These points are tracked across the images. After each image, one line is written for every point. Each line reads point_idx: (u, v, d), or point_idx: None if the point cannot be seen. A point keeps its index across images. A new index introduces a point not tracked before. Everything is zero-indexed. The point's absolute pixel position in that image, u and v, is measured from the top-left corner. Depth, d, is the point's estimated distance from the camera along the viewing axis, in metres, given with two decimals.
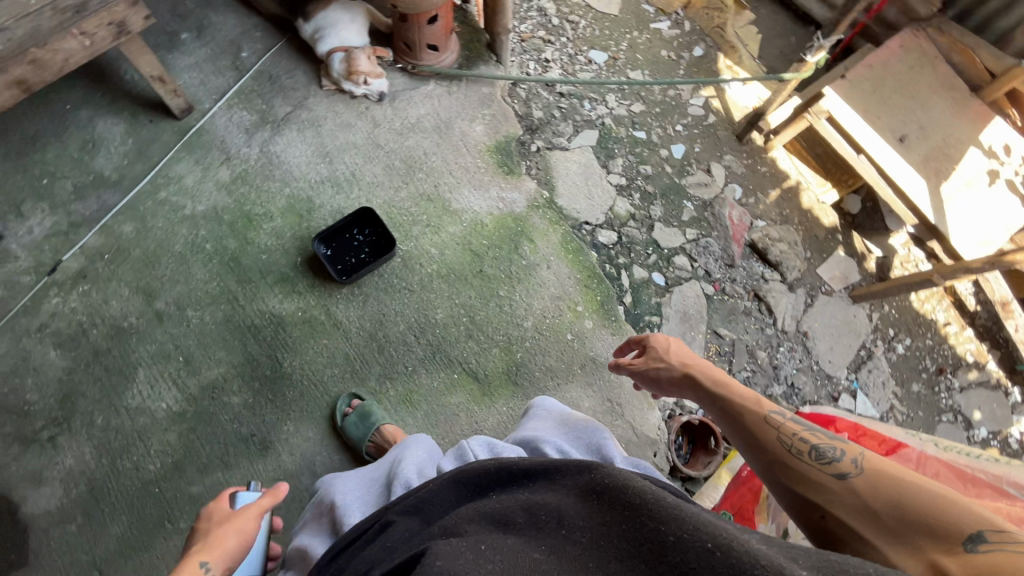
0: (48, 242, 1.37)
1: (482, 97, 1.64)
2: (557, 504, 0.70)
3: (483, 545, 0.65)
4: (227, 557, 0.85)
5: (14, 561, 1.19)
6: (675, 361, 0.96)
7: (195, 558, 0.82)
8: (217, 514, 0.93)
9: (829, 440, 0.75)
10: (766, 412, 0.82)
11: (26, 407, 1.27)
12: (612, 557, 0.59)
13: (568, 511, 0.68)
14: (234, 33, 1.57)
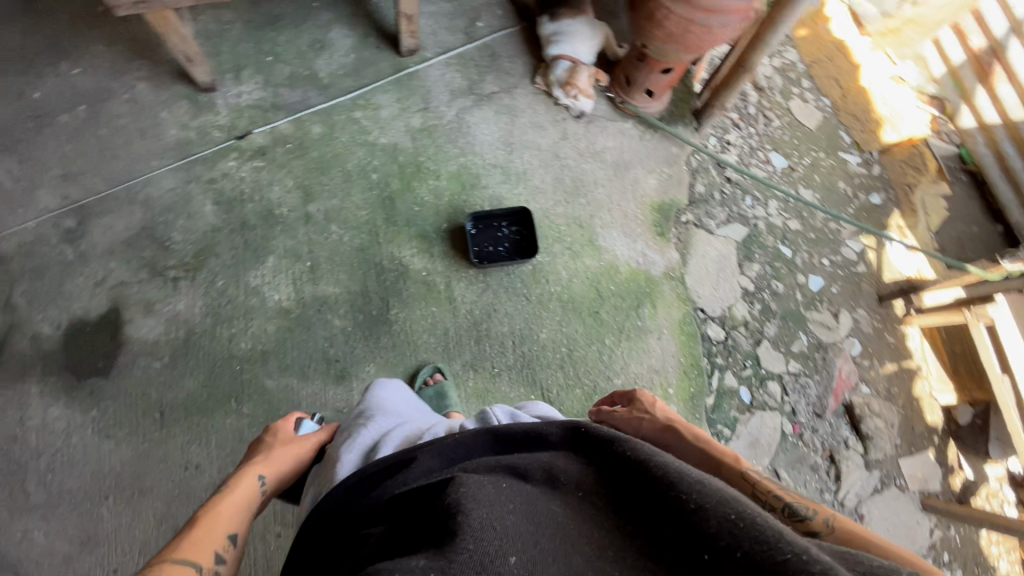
0: (248, 112, 1.47)
1: (668, 155, 1.64)
2: (576, 467, 0.69)
3: (504, 485, 0.65)
4: (280, 478, 1.02)
5: (99, 368, 1.27)
6: (659, 413, 0.94)
7: (254, 471, 0.99)
8: (277, 436, 1.09)
9: (802, 500, 0.77)
10: (744, 469, 0.82)
11: (168, 243, 1.36)
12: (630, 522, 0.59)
13: (586, 478, 0.67)
14: (479, 2, 1.64)
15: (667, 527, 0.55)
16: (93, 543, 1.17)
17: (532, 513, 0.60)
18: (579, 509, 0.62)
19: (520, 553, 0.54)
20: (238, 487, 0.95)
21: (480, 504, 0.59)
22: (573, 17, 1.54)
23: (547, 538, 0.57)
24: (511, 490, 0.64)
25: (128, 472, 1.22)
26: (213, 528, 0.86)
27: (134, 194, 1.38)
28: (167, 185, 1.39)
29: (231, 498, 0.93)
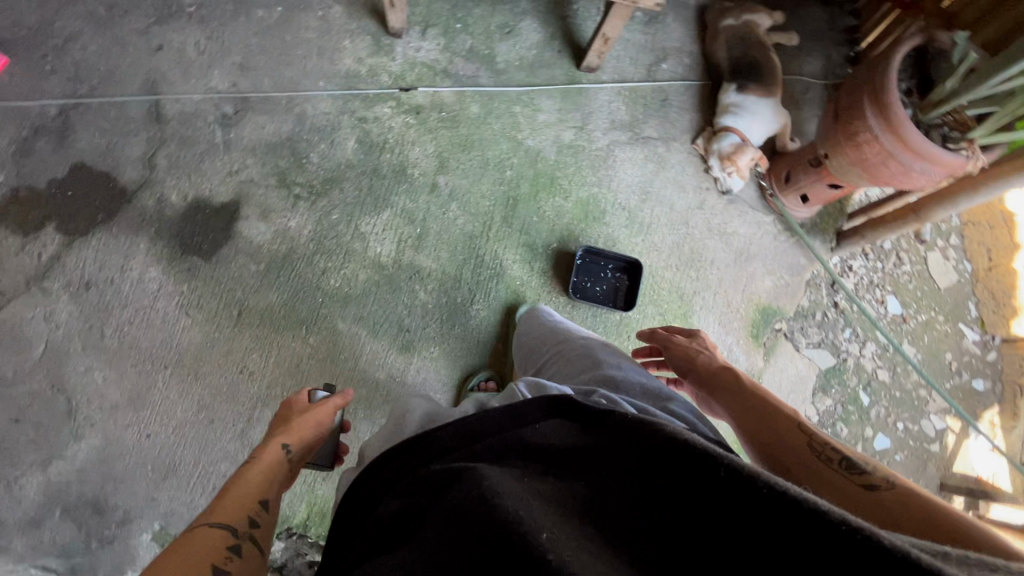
0: (421, 68, 1.48)
1: (794, 263, 1.57)
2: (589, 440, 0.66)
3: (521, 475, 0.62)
4: (306, 444, 0.93)
5: (202, 251, 1.33)
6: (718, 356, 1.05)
7: (276, 438, 0.90)
8: (297, 403, 1.01)
9: (859, 457, 0.77)
10: (799, 419, 0.85)
11: (304, 162, 1.40)
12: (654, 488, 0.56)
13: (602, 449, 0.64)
14: (672, 45, 1.60)
15: (676, 494, 0.54)
16: (139, 403, 1.24)
17: (549, 498, 0.59)
18: (590, 482, 0.61)
19: (551, 526, 0.53)
20: (261, 455, 0.86)
21: (500, 497, 0.56)
22: (759, 96, 1.48)
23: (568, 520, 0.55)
24: (532, 478, 0.62)
25: (191, 354, 1.28)
26: (236, 497, 0.78)
27: (292, 105, 1.41)
28: (324, 108, 1.43)
29: (254, 468, 0.84)
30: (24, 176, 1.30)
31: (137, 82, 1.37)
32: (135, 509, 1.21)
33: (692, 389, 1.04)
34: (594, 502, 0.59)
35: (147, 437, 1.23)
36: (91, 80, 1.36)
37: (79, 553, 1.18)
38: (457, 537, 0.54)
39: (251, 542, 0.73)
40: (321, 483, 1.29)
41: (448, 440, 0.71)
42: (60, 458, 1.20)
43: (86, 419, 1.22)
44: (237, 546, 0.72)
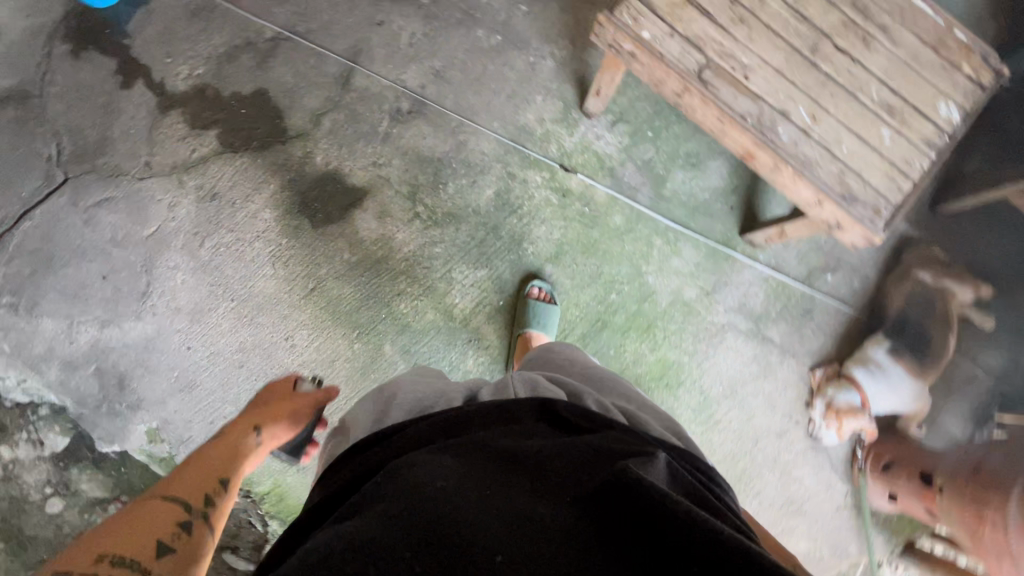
0: (590, 156, 1.43)
1: (840, 544, 1.40)
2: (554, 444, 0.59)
3: (482, 476, 0.56)
4: (282, 419, 0.96)
5: (314, 218, 1.39)
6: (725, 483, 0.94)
7: (249, 419, 0.94)
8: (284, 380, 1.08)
9: None
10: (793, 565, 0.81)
11: (439, 187, 1.41)
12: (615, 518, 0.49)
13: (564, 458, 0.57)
14: (850, 262, 1.43)
15: (636, 514, 0.48)
16: (196, 317, 1.35)
17: (503, 498, 0.53)
18: (549, 483, 0.55)
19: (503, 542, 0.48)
20: (233, 432, 0.91)
21: (455, 504, 0.52)
22: (907, 370, 1.32)
23: (518, 533, 0.49)
24: (492, 475, 0.56)
25: (257, 300, 1.36)
26: (191, 475, 0.77)
27: (458, 132, 1.42)
28: (484, 148, 1.42)
29: (217, 446, 0.87)
30: (217, 78, 1.40)
31: (346, 44, 1.43)
32: (147, 400, 1.33)
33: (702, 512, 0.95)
34: (550, 500, 0.52)
35: (187, 347, 1.34)
36: (311, 24, 1.43)
37: (91, 409, 1.32)
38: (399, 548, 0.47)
39: (201, 522, 0.70)
40: (293, 472, 1.35)
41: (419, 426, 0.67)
42: (118, 327, 1.33)
43: (152, 307, 1.34)
44: (189, 521, 0.69)
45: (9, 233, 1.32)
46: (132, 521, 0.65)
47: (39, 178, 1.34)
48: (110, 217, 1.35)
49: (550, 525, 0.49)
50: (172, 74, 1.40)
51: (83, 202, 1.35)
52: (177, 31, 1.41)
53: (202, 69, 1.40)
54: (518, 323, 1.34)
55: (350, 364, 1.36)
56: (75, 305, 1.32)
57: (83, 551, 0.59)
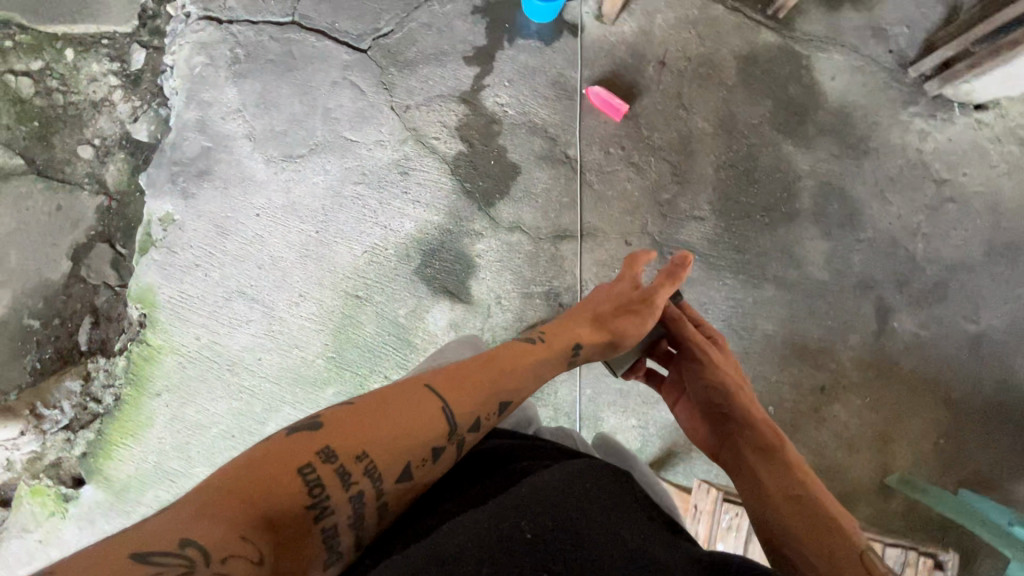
0: None
1: None
2: (611, 480, 0.87)
3: (572, 478, 0.82)
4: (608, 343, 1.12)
5: (423, 269, 1.41)
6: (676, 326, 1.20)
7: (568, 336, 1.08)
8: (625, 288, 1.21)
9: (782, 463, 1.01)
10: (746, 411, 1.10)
11: None
12: (662, 537, 0.77)
13: (620, 489, 0.85)
14: None
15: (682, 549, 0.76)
16: (286, 209, 1.39)
17: (586, 490, 0.80)
18: (616, 497, 0.82)
19: (597, 520, 0.74)
20: (554, 344, 1.05)
21: (558, 487, 0.78)
22: None
23: (605, 517, 0.76)
24: (572, 476, 0.83)
25: (324, 253, 1.39)
26: (473, 389, 0.88)
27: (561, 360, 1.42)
28: (558, 391, 1.38)
29: (524, 353, 1.00)
30: (510, 129, 1.49)
31: (595, 221, 1.47)
32: (193, 201, 1.38)
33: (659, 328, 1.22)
34: (620, 509, 0.80)
35: (256, 214, 1.39)
36: (598, 183, 1.49)
37: (169, 159, 1.39)
38: (521, 514, 0.72)
39: (453, 447, 0.84)
40: (176, 358, 1.33)
41: (535, 446, 0.95)
42: (251, 148, 1.40)
43: (279, 168, 1.40)
44: (445, 446, 0.82)
45: (297, 28, 1.46)
46: (406, 421, 0.79)
47: (355, 31, 1.48)
48: (346, 99, 1.45)
49: (623, 521, 0.77)
50: (495, 91, 1.50)
51: (350, 71, 1.46)
52: (533, 80, 1.52)
53: (512, 113, 1.50)
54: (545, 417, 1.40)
55: (307, 367, 1.34)
56: (257, 105, 1.42)
57: (349, 440, 0.75)
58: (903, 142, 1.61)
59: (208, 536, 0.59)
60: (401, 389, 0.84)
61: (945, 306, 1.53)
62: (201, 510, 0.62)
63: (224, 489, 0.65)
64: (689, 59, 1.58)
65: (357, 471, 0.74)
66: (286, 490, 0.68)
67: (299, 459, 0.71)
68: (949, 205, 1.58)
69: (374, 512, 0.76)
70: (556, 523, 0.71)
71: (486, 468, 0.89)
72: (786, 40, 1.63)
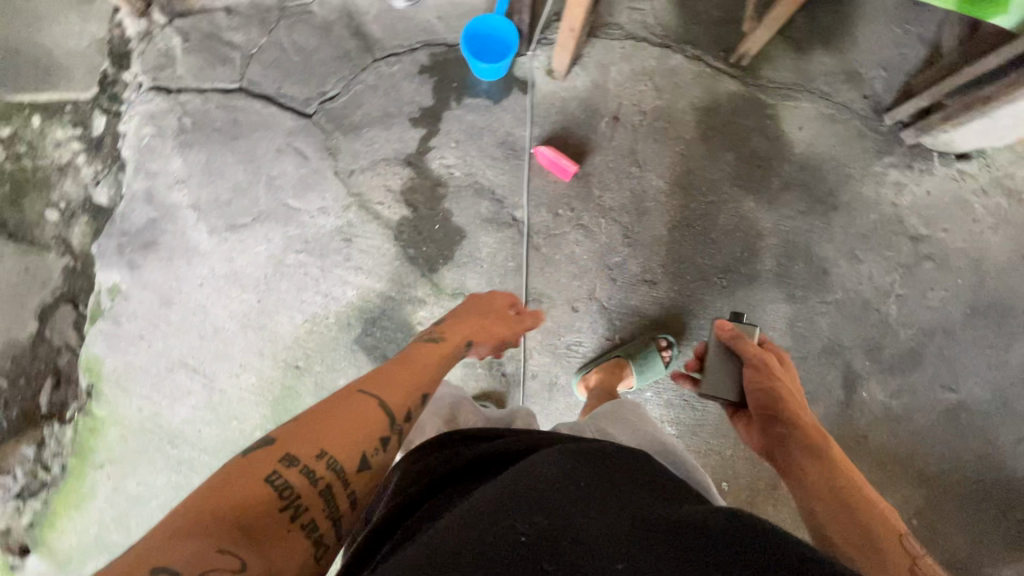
0: None
1: None
2: (618, 463, 0.75)
3: (571, 467, 0.71)
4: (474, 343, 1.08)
5: (364, 339, 1.40)
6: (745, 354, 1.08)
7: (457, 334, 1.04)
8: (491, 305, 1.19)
9: (861, 503, 0.81)
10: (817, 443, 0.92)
11: None
12: (683, 514, 0.65)
13: (630, 471, 0.73)
14: None
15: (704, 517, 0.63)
16: (228, 278, 1.40)
17: (589, 481, 0.68)
18: (624, 482, 0.70)
19: (606, 513, 0.63)
20: (452, 340, 1.01)
21: (556, 481, 0.67)
22: None
23: (614, 506, 0.64)
24: (573, 465, 0.71)
25: (264, 324, 1.39)
26: (399, 381, 0.82)
27: None
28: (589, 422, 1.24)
29: (432, 351, 0.95)
30: (455, 191, 1.48)
31: (540, 286, 1.45)
32: (139, 273, 1.40)
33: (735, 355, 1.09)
34: (632, 492, 0.68)
35: (199, 285, 1.40)
36: (545, 247, 1.46)
37: (119, 230, 1.42)
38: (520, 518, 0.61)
39: (401, 435, 0.75)
40: (120, 431, 1.36)
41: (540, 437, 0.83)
42: (195, 218, 1.42)
43: (222, 237, 1.42)
44: (394, 433, 0.74)
45: (245, 95, 1.49)
46: (348, 416, 0.71)
47: (301, 95, 1.50)
48: (290, 165, 1.46)
49: (636, 504, 0.65)
50: (440, 153, 1.49)
51: (294, 138, 1.48)
52: (479, 140, 1.50)
53: (457, 174, 1.49)
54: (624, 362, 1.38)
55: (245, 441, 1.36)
56: (202, 174, 1.44)
57: (303, 440, 0.66)
58: (876, 195, 1.52)
59: (184, 554, 0.52)
60: (336, 394, 0.76)
61: (920, 373, 1.44)
62: (169, 540, 0.53)
63: (195, 512, 0.57)
64: (644, 113, 1.54)
65: (319, 469, 0.65)
66: (253, 499, 0.60)
67: (259, 469, 0.63)
68: (927, 263, 1.49)
69: (344, 505, 0.67)
70: (550, 525, 0.60)
71: (490, 461, 0.77)
72: (748, 88, 1.57)
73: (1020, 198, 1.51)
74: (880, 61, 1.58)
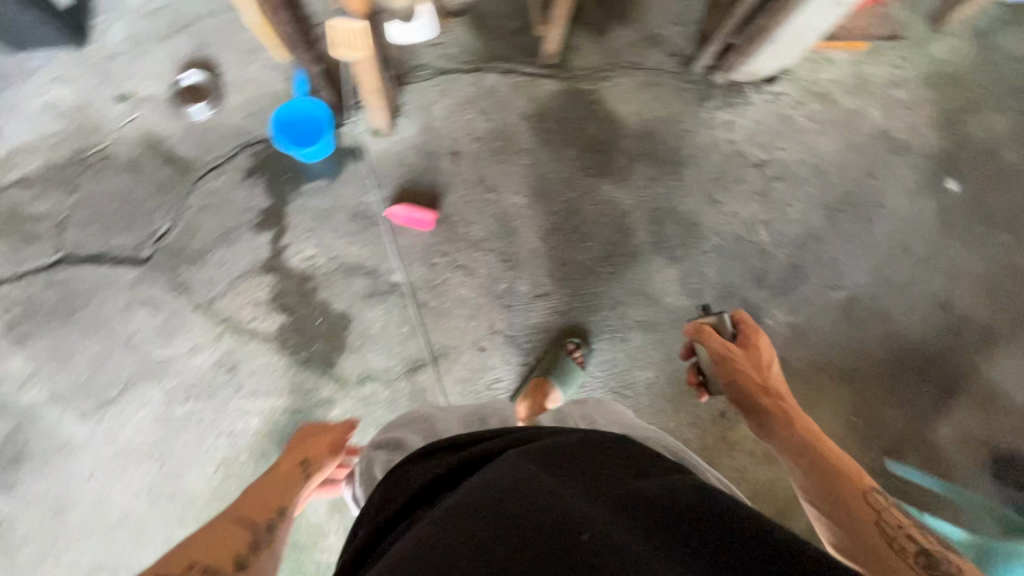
0: None
1: None
2: (588, 457, 0.73)
3: (534, 469, 0.68)
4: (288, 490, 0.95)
5: None
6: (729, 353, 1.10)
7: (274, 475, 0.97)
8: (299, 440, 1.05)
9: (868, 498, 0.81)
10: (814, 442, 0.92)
11: None
12: (662, 501, 0.63)
13: (601, 464, 0.71)
14: None
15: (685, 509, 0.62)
16: (118, 458, 1.30)
17: (559, 482, 0.66)
18: (597, 477, 0.68)
19: (582, 508, 0.61)
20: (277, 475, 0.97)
21: (522, 485, 0.65)
22: None
23: (587, 501, 0.63)
24: (539, 466, 0.69)
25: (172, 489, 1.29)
26: (257, 494, 0.92)
27: None
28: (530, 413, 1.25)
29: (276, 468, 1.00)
30: (326, 279, 1.44)
31: (441, 339, 1.43)
32: (19, 491, 1.28)
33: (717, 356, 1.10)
34: (607, 487, 0.66)
35: (90, 477, 1.29)
36: (432, 299, 1.45)
37: None
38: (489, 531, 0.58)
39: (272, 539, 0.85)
40: None
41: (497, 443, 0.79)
42: (59, 411, 1.30)
43: (98, 419, 1.31)
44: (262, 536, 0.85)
45: (70, 263, 1.39)
46: (214, 539, 0.81)
47: (131, 242, 1.41)
48: (144, 317, 1.37)
49: (611, 499, 0.63)
50: (296, 247, 1.45)
51: (138, 288, 1.39)
52: (331, 220, 1.47)
53: (321, 262, 1.45)
54: (560, 381, 1.38)
55: None
56: (51, 362, 1.33)
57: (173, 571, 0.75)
58: (712, 139, 1.61)
59: None
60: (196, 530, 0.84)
61: (807, 282, 1.54)
62: None
63: None
64: (479, 139, 1.56)
65: None
66: None
67: None
68: (777, 184, 1.59)
69: None
70: (517, 532, 0.58)
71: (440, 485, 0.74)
72: (566, 82, 1.62)
73: (831, 98, 1.64)
74: (671, 17, 1.67)
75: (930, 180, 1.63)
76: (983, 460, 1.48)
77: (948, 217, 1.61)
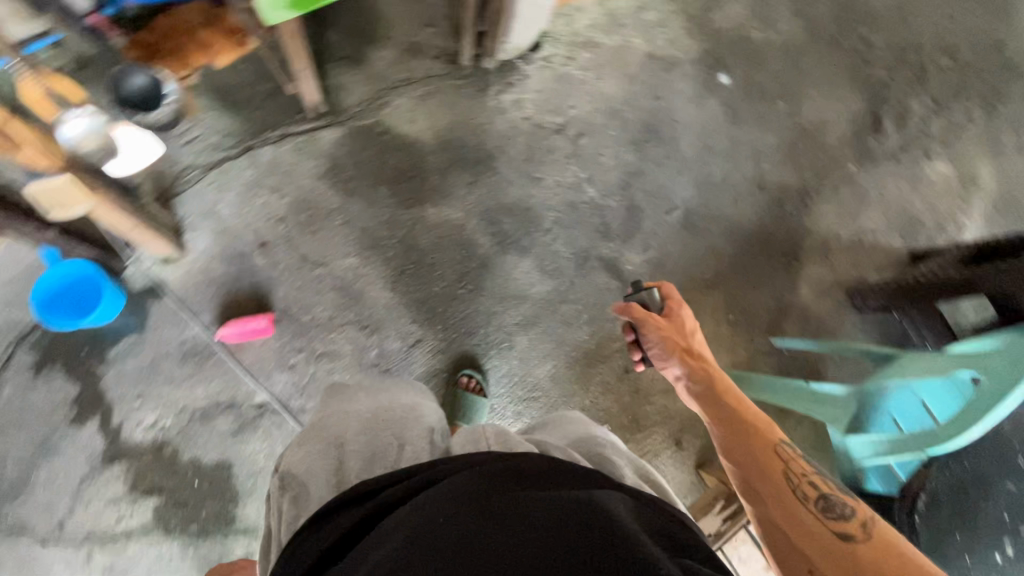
0: None
1: None
2: (519, 489, 0.71)
3: (453, 515, 0.66)
4: None
5: None
6: (654, 327, 1.07)
7: None
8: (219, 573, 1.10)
9: (796, 470, 0.81)
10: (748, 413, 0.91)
11: None
12: (585, 538, 0.61)
13: (527, 494, 0.69)
14: None
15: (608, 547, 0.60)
16: None
17: (479, 524, 0.64)
18: (521, 510, 0.66)
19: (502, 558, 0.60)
20: None
21: (443, 535, 0.63)
22: None
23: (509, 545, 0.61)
24: (460, 512, 0.66)
25: None
26: None
27: None
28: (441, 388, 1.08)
29: None
30: (183, 437, 1.29)
31: None
32: None
33: (643, 327, 1.07)
34: (532, 523, 0.64)
35: None
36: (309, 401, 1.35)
37: None
38: None
39: None
40: None
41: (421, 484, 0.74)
42: None
43: None
44: None
45: None
46: None
47: None
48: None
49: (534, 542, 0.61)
50: (133, 420, 1.28)
51: None
52: (160, 372, 1.31)
53: (169, 422, 1.29)
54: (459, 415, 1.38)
55: None
56: None
57: None
58: (508, 123, 1.62)
59: None
60: None
61: (645, 217, 1.62)
62: None
63: None
64: (283, 218, 1.45)
65: None
66: None
67: None
68: (583, 139, 1.65)
69: None
70: None
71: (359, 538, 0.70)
72: (345, 125, 1.54)
73: (595, 42, 1.70)
74: (420, 19, 1.62)
75: (705, 81, 1.75)
76: (841, 298, 1.67)
77: (732, 106, 1.76)
